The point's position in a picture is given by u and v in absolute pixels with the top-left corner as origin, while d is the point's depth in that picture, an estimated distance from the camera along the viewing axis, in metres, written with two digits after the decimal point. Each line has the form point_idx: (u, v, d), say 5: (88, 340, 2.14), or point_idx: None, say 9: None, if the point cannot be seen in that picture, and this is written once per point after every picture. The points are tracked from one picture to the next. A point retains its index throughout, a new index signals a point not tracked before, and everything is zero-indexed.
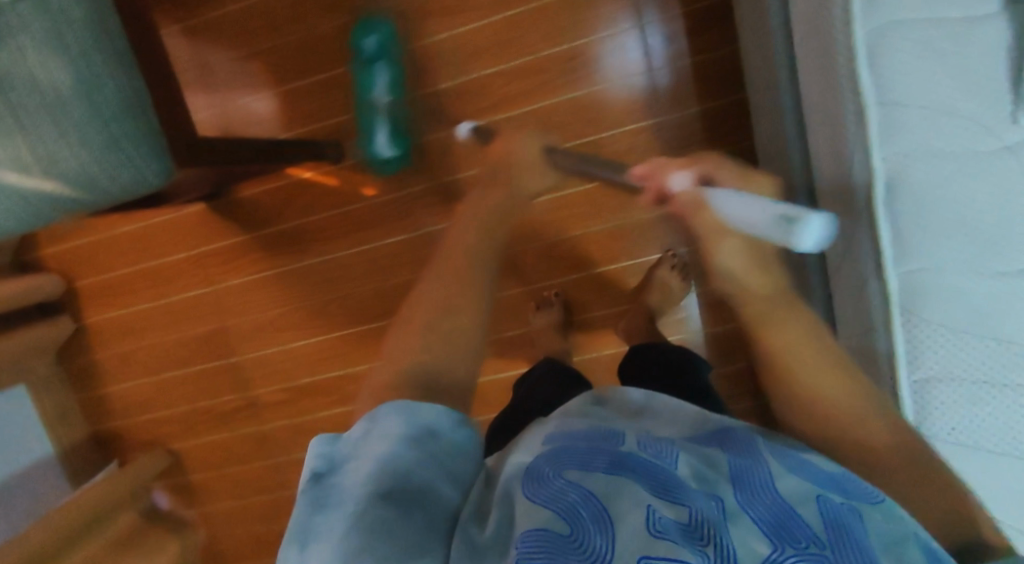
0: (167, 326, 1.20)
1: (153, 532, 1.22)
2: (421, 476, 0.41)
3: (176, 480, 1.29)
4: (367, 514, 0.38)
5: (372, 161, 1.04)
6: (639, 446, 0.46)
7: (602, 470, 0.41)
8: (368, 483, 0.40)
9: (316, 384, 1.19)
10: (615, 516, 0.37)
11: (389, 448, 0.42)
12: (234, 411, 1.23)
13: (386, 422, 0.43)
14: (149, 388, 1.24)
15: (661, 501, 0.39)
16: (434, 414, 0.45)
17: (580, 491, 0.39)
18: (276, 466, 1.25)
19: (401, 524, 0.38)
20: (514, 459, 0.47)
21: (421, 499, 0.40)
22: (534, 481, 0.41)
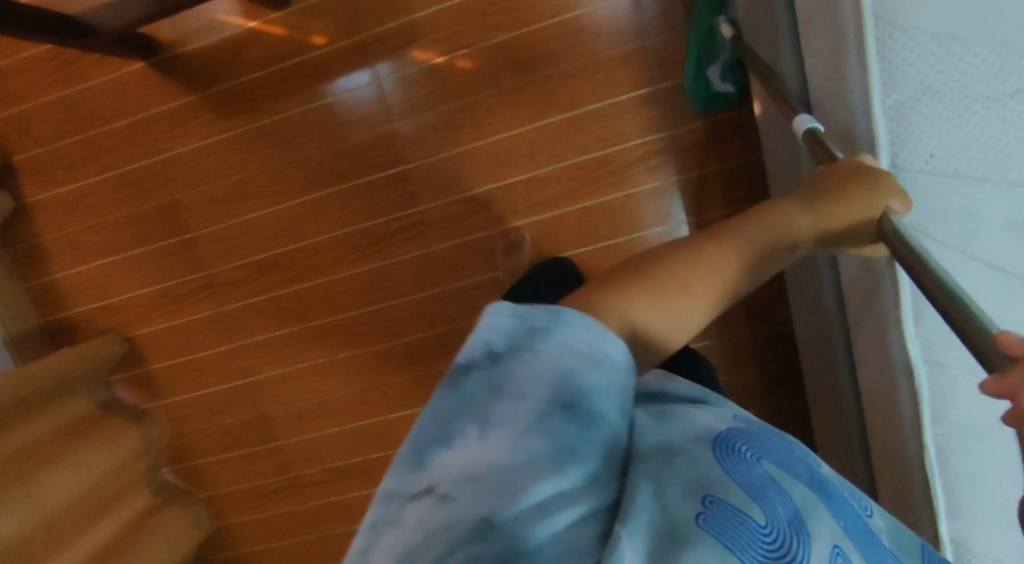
0: (115, 202, 1.14)
1: (111, 421, 1.17)
2: (602, 402, 0.34)
3: (134, 372, 1.24)
4: (539, 422, 0.32)
5: (546, 98, 0.98)
6: (834, 478, 0.44)
7: (808, 487, 0.39)
8: (551, 391, 0.33)
9: (276, 258, 1.13)
10: (811, 533, 0.36)
11: (580, 360, 0.34)
12: (189, 294, 1.17)
13: (572, 337, 0.35)
14: (100, 273, 1.18)
15: (849, 543, 0.38)
16: (620, 351, 0.36)
17: (779, 490, 0.37)
18: (237, 351, 1.19)
19: (579, 446, 0.32)
20: (687, 412, 0.43)
21: (580, 415, 0.33)
22: (728, 450, 0.37)
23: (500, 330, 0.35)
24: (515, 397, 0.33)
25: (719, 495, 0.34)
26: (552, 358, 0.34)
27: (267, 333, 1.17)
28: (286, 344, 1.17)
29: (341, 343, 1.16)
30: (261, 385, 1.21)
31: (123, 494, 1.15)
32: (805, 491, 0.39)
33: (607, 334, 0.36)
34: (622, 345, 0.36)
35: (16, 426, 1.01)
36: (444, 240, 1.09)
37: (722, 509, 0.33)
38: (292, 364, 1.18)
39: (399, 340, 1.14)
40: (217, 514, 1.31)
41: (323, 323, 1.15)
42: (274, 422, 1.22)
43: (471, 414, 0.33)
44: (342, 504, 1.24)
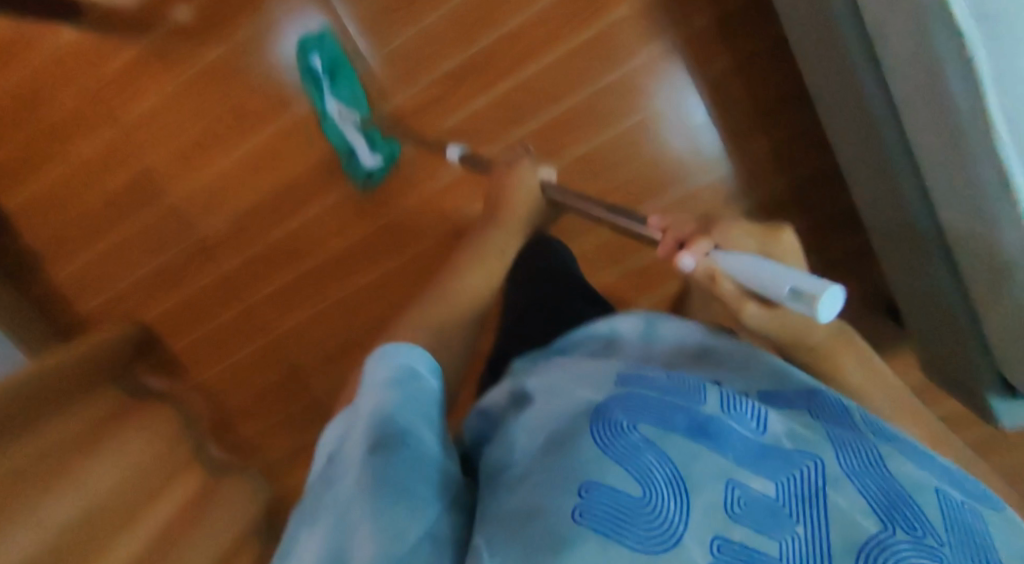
0: (88, 187, 1.10)
1: (147, 406, 1.17)
2: (403, 415, 0.43)
3: (155, 358, 1.23)
4: (364, 468, 0.39)
5: (355, 177, 1.04)
6: (722, 406, 0.42)
7: (685, 438, 0.39)
8: (371, 428, 0.42)
9: (265, 199, 1.08)
10: (691, 487, 0.36)
11: (375, 399, 0.45)
12: (188, 262, 1.13)
13: (377, 375, 0.48)
14: (94, 264, 1.14)
15: (745, 474, 0.37)
16: (417, 358, 0.50)
17: (656, 455, 0.38)
18: (250, 310, 1.16)
19: (400, 466, 0.40)
20: (568, 392, 0.46)
21: (405, 440, 0.41)
22: (604, 425, 0.39)
23: (395, 368, 0.49)
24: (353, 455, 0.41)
25: (597, 482, 0.35)
26: (375, 399, 0.45)
27: (276, 281, 1.13)
28: (297, 289, 1.13)
29: (352, 272, 1.10)
30: (283, 338, 1.18)
31: (172, 480, 1.13)
32: (683, 446, 0.38)
33: (401, 359, 0.50)
34: (417, 358, 0.50)
35: (56, 418, 0.99)
36: (424, 131, 1.03)
37: (602, 499, 0.35)
38: (307, 307, 1.14)
39: (411, 251, 1.07)
40: (274, 480, 1.31)
41: (328, 256, 1.10)
42: (305, 371, 1.20)
43: (328, 494, 0.40)
44: None
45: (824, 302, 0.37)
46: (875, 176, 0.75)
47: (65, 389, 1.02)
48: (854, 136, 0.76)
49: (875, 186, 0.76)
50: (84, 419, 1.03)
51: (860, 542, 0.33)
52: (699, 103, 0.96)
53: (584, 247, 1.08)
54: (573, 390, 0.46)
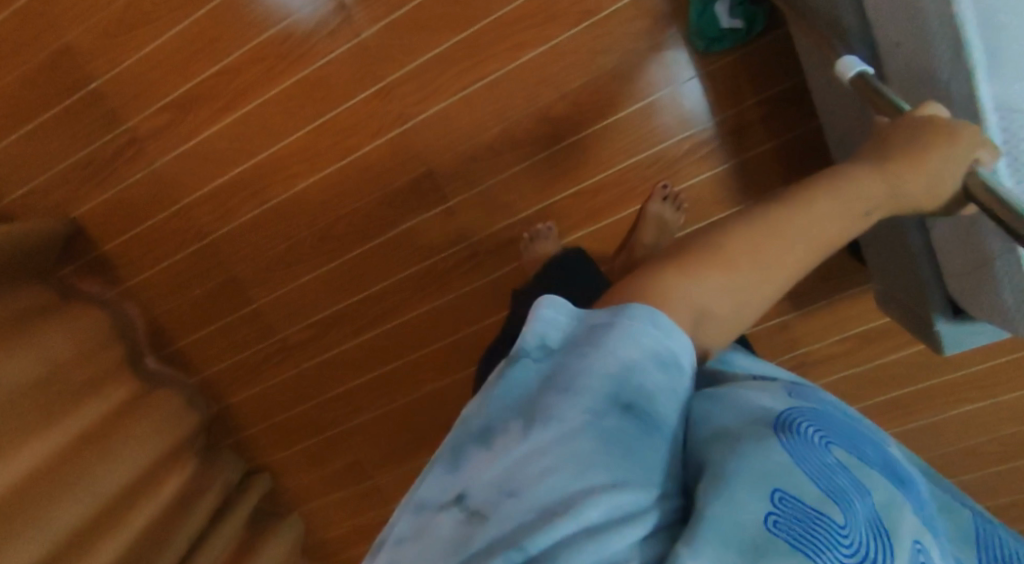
0: (11, 66, 1.04)
1: (72, 308, 1.13)
2: (647, 377, 0.35)
3: (86, 260, 1.17)
4: (602, 421, 0.33)
5: None
6: (895, 461, 0.42)
7: (882, 475, 0.38)
8: (610, 381, 0.34)
9: (198, 90, 1.02)
10: (890, 530, 0.33)
11: (641, 355, 0.35)
12: (117, 155, 1.08)
13: (645, 337, 0.35)
14: (21, 150, 1.09)
15: (930, 537, 0.35)
16: (686, 348, 0.37)
17: (861, 486, 0.35)
18: (186, 212, 1.11)
19: (643, 446, 0.33)
20: (747, 392, 0.41)
21: (651, 423, 0.34)
22: (797, 435, 0.36)
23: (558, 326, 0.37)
24: (568, 391, 0.33)
25: (788, 491, 0.32)
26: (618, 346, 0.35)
27: (212, 182, 1.08)
28: (234, 192, 1.09)
29: (293, 174, 1.06)
30: (222, 246, 1.12)
31: (98, 382, 1.10)
32: (883, 485, 0.36)
33: (660, 324, 0.36)
34: (689, 344, 0.37)
35: None
36: (363, 27, 0.97)
37: (792, 506, 0.32)
38: (245, 213, 1.10)
39: (356, 154, 1.04)
40: (213, 397, 1.27)
41: (267, 157, 1.06)
42: (244, 283, 1.15)
43: (551, 398, 0.33)
44: (336, 360, 1.20)
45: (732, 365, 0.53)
46: (846, 103, 0.71)
47: None
48: (822, 62, 0.72)
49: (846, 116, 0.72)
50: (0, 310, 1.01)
51: None
52: (696, 82, 0.95)
53: (537, 164, 1.02)
54: (749, 392, 0.41)
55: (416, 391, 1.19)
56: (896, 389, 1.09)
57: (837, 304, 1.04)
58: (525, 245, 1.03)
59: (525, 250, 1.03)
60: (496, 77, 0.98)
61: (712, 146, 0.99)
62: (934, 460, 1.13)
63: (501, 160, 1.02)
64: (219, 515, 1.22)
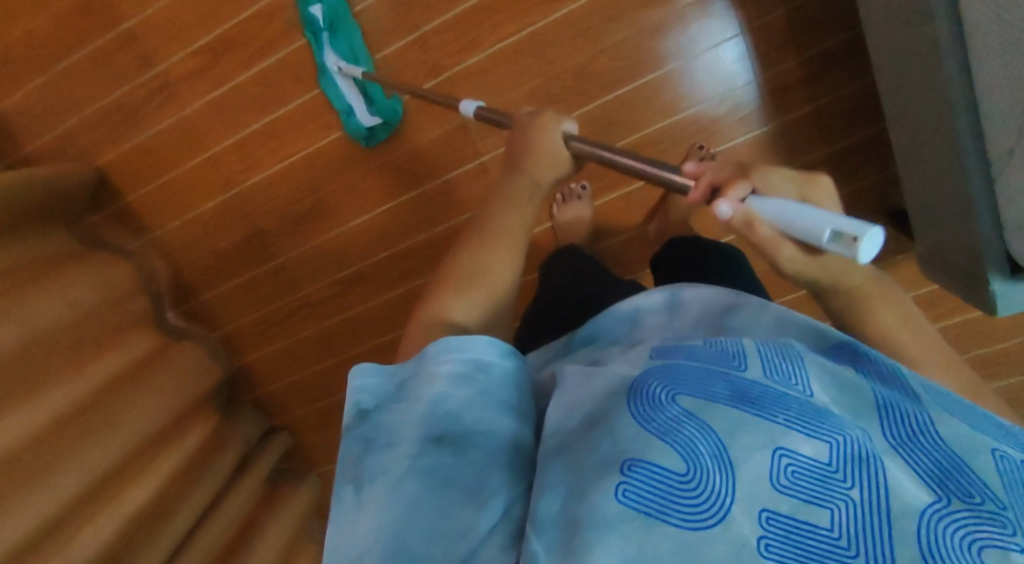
0: (42, 6, 1.03)
1: (98, 255, 1.12)
2: (451, 409, 0.41)
3: (112, 210, 1.17)
4: (421, 458, 0.40)
5: (352, 132, 1.03)
6: (763, 369, 0.37)
7: (727, 405, 0.35)
8: (420, 426, 0.41)
9: (230, 35, 1.02)
10: (734, 460, 0.33)
11: (441, 388, 0.42)
12: (146, 101, 1.07)
13: (445, 363, 0.43)
14: (50, 93, 1.09)
15: (795, 436, 0.34)
16: (488, 353, 0.44)
17: (700, 430, 0.34)
18: (213, 162, 1.10)
19: (458, 463, 0.39)
20: (607, 368, 0.42)
21: (477, 436, 0.41)
22: (641, 399, 0.36)
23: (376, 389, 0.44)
24: (391, 446, 0.41)
25: (638, 460, 0.33)
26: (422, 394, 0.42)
27: (241, 131, 1.07)
28: (262, 142, 1.07)
29: (324, 126, 1.05)
30: (248, 198, 1.11)
31: (122, 331, 1.10)
32: (732, 414, 0.35)
33: (474, 345, 0.43)
34: (483, 342, 0.43)
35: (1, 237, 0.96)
36: None
37: (643, 476, 0.33)
38: (273, 164, 1.09)
39: (387, 107, 1.03)
40: (235, 352, 1.27)
41: (297, 106, 1.04)
42: (268, 236, 1.14)
43: (373, 457, 0.41)
44: (360, 318, 1.18)
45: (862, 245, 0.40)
46: (905, 67, 0.68)
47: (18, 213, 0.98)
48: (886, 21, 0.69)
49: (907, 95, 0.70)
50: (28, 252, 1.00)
51: (916, 515, 0.30)
52: (738, 41, 0.93)
53: (572, 122, 1.00)
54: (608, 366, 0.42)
55: None
56: None
57: (875, 274, 1.01)
58: (557, 206, 1.02)
59: (557, 211, 1.01)
60: (534, 30, 0.96)
61: (752, 109, 0.96)
62: None
63: None
64: (240, 469, 1.21)
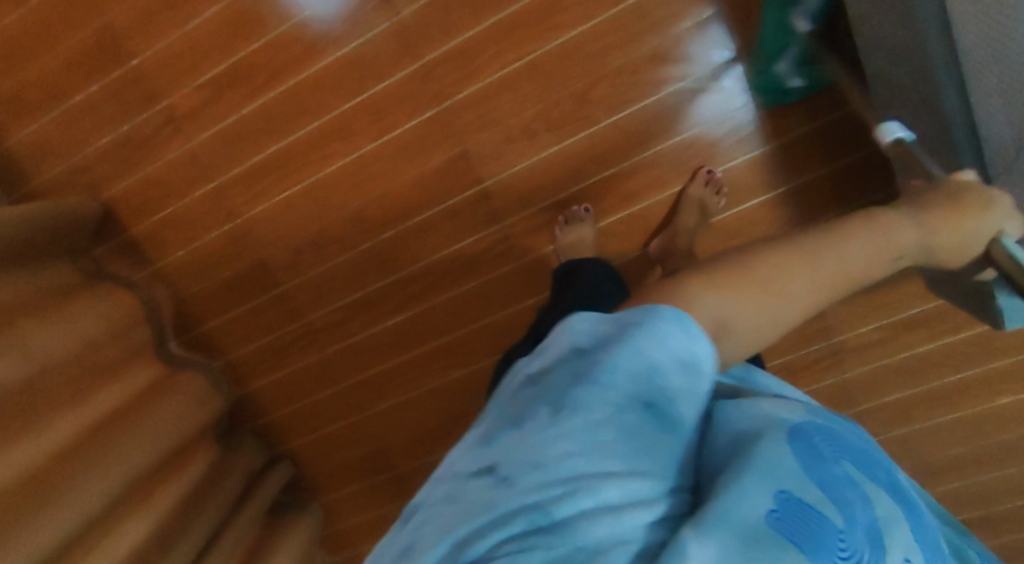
0: (51, 41, 1.05)
1: (101, 287, 1.12)
2: (666, 378, 0.42)
3: (116, 241, 1.17)
4: (623, 418, 0.40)
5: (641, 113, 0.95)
6: (894, 475, 0.49)
7: (881, 491, 0.44)
8: (634, 384, 0.41)
9: (236, 68, 1.03)
10: (885, 543, 0.40)
11: (667, 358, 0.42)
12: (152, 133, 1.08)
13: (676, 339, 0.43)
14: (57, 127, 1.10)
15: (918, 550, 0.42)
16: (708, 354, 0.44)
17: (859, 499, 0.41)
18: (217, 193, 1.10)
19: (656, 438, 0.40)
20: (766, 404, 0.49)
21: (668, 420, 0.41)
22: (811, 449, 0.43)
23: (588, 333, 0.45)
24: (600, 383, 0.41)
25: (790, 493, 0.39)
26: (647, 354, 0.42)
27: (246, 162, 1.08)
28: (266, 173, 1.08)
29: (327, 156, 1.06)
30: (251, 227, 1.12)
31: (124, 363, 1.09)
32: (889, 505, 0.43)
33: (700, 343, 0.44)
34: (710, 350, 0.44)
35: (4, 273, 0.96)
36: (401, 7, 0.98)
37: (794, 509, 0.38)
38: (277, 194, 1.09)
39: (390, 136, 1.04)
40: (238, 381, 1.26)
41: (301, 136, 1.06)
42: (272, 265, 1.15)
43: (581, 392, 0.40)
44: (365, 343, 1.19)
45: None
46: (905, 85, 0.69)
47: (19, 247, 0.99)
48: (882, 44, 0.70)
49: (907, 99, 0.70)
50: (31, 285, 1.00)
51: None
52: (733, 65, 0.95)
53: (570, 147, 1.01)
54: (766, 405, 0.49)
55: (445, 375, 1.18)
56: (934, 381, 1.06)
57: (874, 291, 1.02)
58: (559, 229, 1.03)
59: (559, 233, 1.03)
60: (534, 56, 0.98)
61: (750, 130, 0.97)
62: (971, 454, 1.10)
63: (537, 142, 1.01)
64: (242, 499, 1.20)
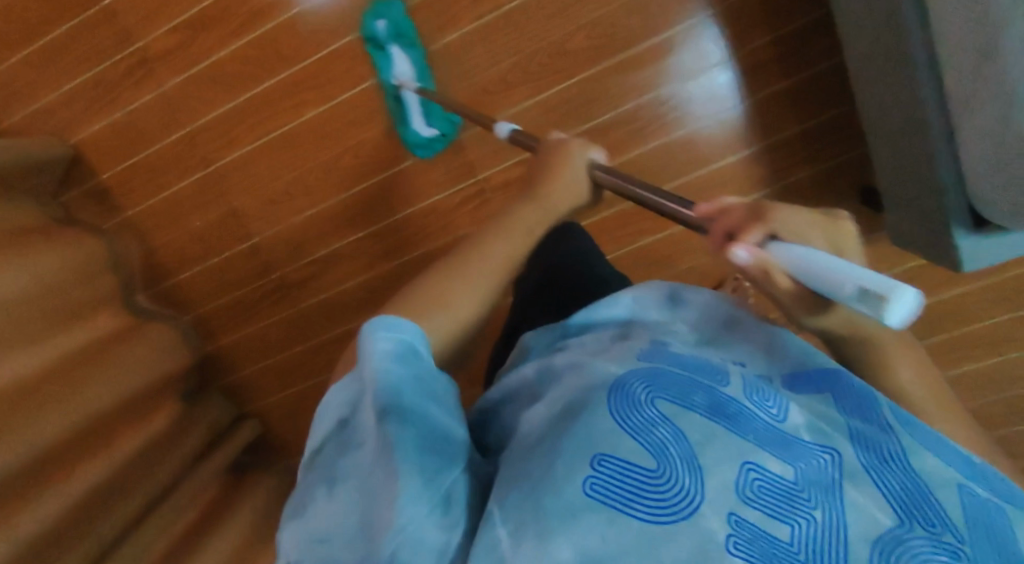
0: None
1: (68, 233, 1.10)
2: (398, 382, 0.41)
3: (86, 188, 1.15)
4: (381, 434, 0.39)
5: (409, 140, 1.04)
6: (745, 390, 0.41)
7: (701, 414, 0.39)
8: (375, 396, 0.40)
9: (211, 10, 1.02)
10: (705, 467, 0.36)
11: (390, 363, 0.42)
12: (124, 76, 1.07)
13: (383, 341, 0.43)
14: (27, 68, 1.09)
15: (764, 454, 0.37)
16: (416, 336, 0.45)
17: (669, 431, 0.38)
18: (189, 139, 1.09)
19: (403, 440, 0.39)
20: (591, 365, 0.44)
21: (417, 416, 0.40)
22: (622, 396, 0.39)
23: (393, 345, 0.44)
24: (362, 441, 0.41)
25: (609, 454, 0.37)
26: (369, 371, 0.42)
27: (220, 108, 1.07)
28: (241, 120, 1.07)
29: (302, 104, 1.05)
30: (225, 176, 1.11)
31: (93, 305, 1.08)
32: (731, 443, 0.38)
33: (404, 330, 0.44)
34: (417, 334, 0.45)
35: None
36: None
37: (613, 469, 0.36)
38: (252, 142, 1.08)
39: (366, 84, 1.03)
40: (207, 336, 1.25)
41: (276, 83, 1.05)
42: (245, 216, 1.14)
43: (344, 461, 0.41)
44: (336, 300, 1.18)
45: (891, 302, 0.27)
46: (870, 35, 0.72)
47: None
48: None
49: (876, 48, 0.72)
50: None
51: (879, 534, 0.34)
52: (709, 22, 0.95)
53: (546, 101, 1.01)
54: (599, 361, 0.44)
55: None
56: None
57: None
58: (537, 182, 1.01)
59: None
60: (513, 6, 0.97)
61: (727, 91, 0.97)
62: None
63: (513, 95, 1.01)
64: (208, 451, 1.20)
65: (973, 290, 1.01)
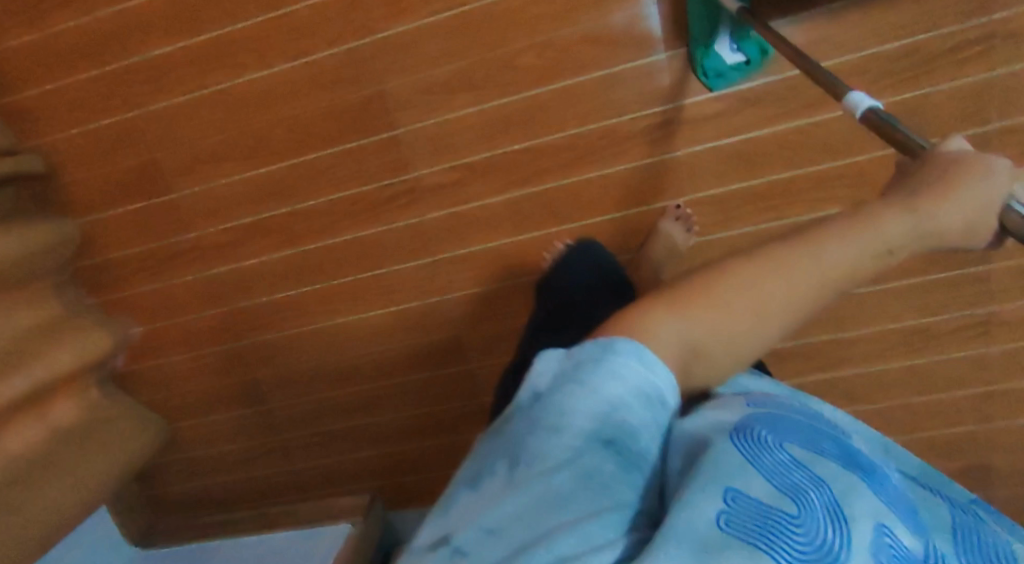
0: None
1: None
2: (615, 405, 0.37)
3: None
4: (575, 457, 0.35)
5: (706, 70, 0.90)
6: (871, 460, 0.42)
7: (837, 467, 0.37)
8: (591, 423, 0.36)
9: None
10: (850, 517, 0.33)
11: (619, 387, 0.37)
12: None
13: (628, 370, 0.38)
14: None
15: (896, 522, 0.35)
16: (667, 375, 0.38)
17: (807, 477, 0.35)
18: None
19: (615, 482, 0.35)
20: (718, 405, 0.42)
21: (631, 458, 0.36)
22: (749, 438, 0.37)
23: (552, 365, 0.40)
24: (558, 430, 0.36)
25: (742, 491, 0.33)
26: (597, 390, 0.37)
27: None
28: None
29: None
30: None
31: None
32: (837, 473, 0.37)
33: (628, 357, 0.38)
34: (662, 361, 0.38)
35: None
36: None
37: (747, 504, 0.32)
38: None
39: None
40: None
41: None
42: None
43: (533, 440, 0.36)
44: (140, 16, 1.00)
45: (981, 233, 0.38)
46: None
47: None
48: None
49: None
50: None
51: None
52: None
53: None
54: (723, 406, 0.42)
55: (233, 77, 1.02)
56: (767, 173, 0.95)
57: None
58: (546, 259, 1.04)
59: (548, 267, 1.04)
60: None
61: None
62: None
63: None
64: None
65: (846, 116, 0.90)
